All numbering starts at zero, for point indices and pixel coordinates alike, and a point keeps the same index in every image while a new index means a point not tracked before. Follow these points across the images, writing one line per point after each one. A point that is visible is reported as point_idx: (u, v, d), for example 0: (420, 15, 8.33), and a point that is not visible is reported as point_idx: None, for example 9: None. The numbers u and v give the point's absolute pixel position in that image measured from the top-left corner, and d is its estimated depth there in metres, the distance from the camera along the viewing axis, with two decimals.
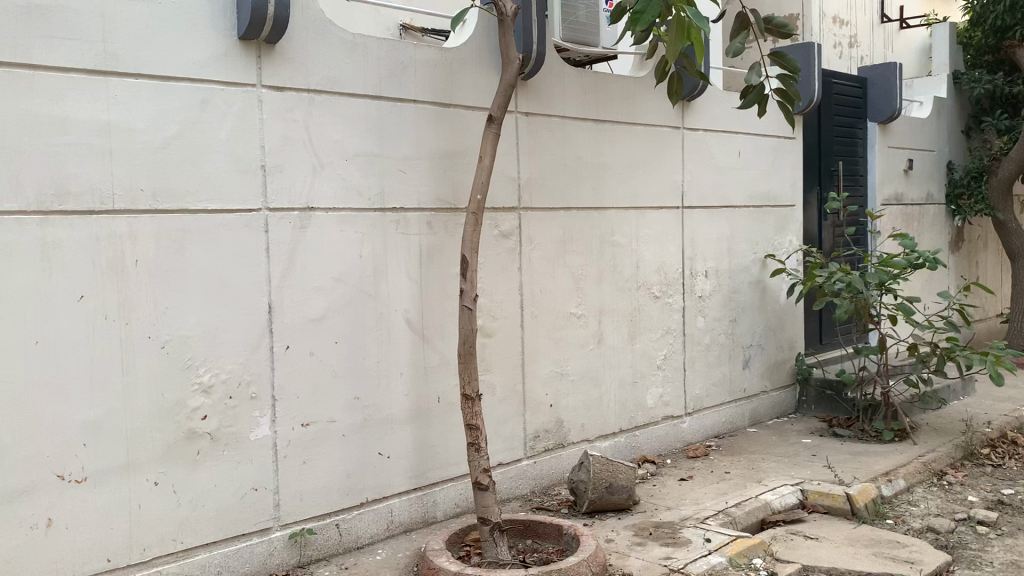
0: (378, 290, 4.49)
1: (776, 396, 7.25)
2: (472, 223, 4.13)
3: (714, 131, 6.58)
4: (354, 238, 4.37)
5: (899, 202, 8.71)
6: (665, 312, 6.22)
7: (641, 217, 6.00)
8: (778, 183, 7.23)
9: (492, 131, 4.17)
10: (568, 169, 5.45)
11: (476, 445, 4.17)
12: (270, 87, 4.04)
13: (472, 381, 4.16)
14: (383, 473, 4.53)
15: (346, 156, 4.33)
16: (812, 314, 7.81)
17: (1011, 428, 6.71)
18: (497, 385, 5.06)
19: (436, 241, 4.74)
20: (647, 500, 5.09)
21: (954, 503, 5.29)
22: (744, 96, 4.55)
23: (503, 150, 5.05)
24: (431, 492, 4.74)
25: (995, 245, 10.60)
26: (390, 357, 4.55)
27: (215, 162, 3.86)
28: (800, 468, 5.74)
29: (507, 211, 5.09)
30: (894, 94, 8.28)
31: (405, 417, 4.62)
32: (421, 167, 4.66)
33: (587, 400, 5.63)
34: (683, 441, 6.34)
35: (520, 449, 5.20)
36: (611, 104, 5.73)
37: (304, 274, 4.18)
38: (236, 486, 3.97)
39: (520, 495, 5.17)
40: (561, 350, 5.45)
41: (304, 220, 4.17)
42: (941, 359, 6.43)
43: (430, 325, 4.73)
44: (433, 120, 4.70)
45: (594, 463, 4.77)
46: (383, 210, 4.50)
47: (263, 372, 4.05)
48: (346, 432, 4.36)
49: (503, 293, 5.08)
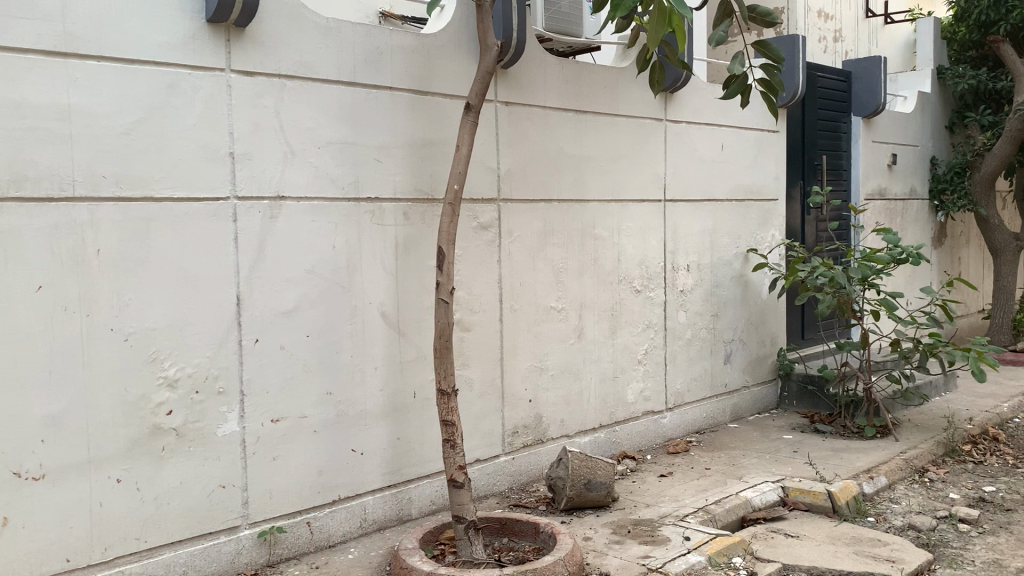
0: (352, 282, 4.37)
1: (758, 391, 7.19)
2: (449, 214, 4.02)
3: (697, 123, 6.50)
4: (327, 229, 4.25)
5: (882, 197, 8.67)
6: (647, 306, 6.14)
7: (623, 210, 5.91)
8: (762, 177, 7.16)
9: (469, 120, 4.06)
10: (549, 160, 5.35)
11: (451, 441, 4.07)
12: (239, 72, 3.91)
13: (447, 377, 4.06)
14: (356, 470, 4.42)
15: (319, 144, 4.21)
16: (795, 308, 7.76)
17: (992, 424, 6.68)
18: (475, 380, 4.96)
19: (412, 233, 4.63)
20: (627, 497, 5.01)
21: (936, 501, 5.24)
22: (727, 86, 4.45)
23: (482, 140, 4.94)
24: (406, 489, 4.64)
25: (977, 240, 10.59)
26: (364, 351, 4.44)
27: (182, 149, 3.74)
28: (782, 464, 5.68)
29: (486, 202, 4.99)
30: (879, 87, 8.23)
31: (379, 413, 4.51)
32: (397, 157, 4.54)
33: (567, 395, 5.54)
34: (664, 436, 6.27)
35: (498, 446, 5.10)
36: (593, 94, 5.63)
37: (275, 266, 4.06)
38: (203, 484, 3.86)
39: (498, 492, 5.08)
40: (541, 344, 5.36)
41: (275, 209, 4.05)
42: (923, 355, 6.38)
43: (406, 318, 4.62)
44: (410, 108, 4.59)
45: (573, 460, 4.68)
46: (358, 200, 4.38)
47: (232, 366, 3.93)
48: (318, 428, 4.25)
49: (481, 286, 4.98)
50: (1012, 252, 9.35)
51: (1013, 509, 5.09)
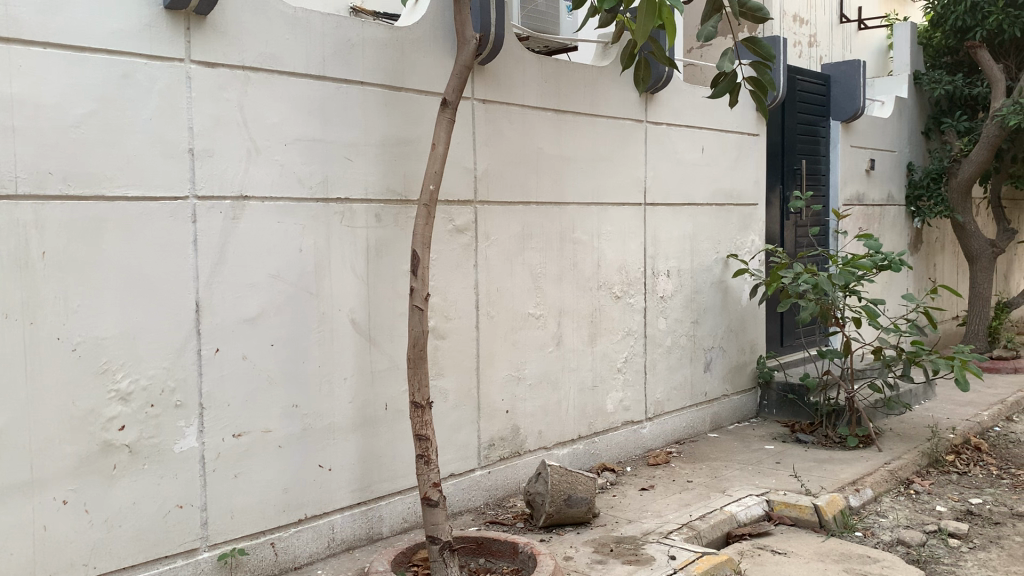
0: (320, 288, 4.12)
1: (737, 400, 7.04)
2: (424, 216, 3.81)
3: (678, 125, 6.33)
4: (294, 232, 4.01)
5: (861, 203, 8.58)
6: (626, 313, 5.95)
7: (603, 213, 5.72)
8: (742, 181, 7.01)
9: (446, 116, 3.84)
10: (527, 161, 5.14)
11: (425, 457, 3.85)
12: (200, 63, 3.65)
13: (421, 389, 3.84)
14: (324, 486, 4.17)
15: (286, 142, 3.96)
16: (774, 315, 7.62)
17: (974, 434, 6.58)
18: (450, 391, 4.73)
19: (385, 235, 4.40)
20: (608, 513, 4.80)
21: (923, 514, 5.11)
22: (715, 85, 4.27)
23: (459, 139, 4.72)
24: (376, 507, 4.40)
25: (952, 246, 10.57)
26: (332, 361, 4.19)
27: (137, 144, 3.47)
28: (765, 476, 5.52)
29: (462, 204, 4.77)
30: (859, 91, 8.13)
31: (349, 426, 4.27)
32: (369, 156, 4.31)
33: (545, 405, 5.33)
34: (643, 447, 6.08)
35: (473, 459, 4.88)
36: (573, 94, 5.44)
37: (238, 270, 3.81)
38: (158, 504, 3.58)
39: (473, 508, 4.86)
40: (518, 353, 5.14)
41: (238, 210, 3.80)
42: (906, 363, 6.25)
43: (378, 326, 4.38)
44: (382, 105, 4.36)
45: (552, 474, 4.48)
46: (327, 201, 4.14)
47: (190, 377, 3.67)
48: (282, 443, 4.00)
49: (457, 292, 4.75)
50: (987, 258, 9.32)
51: (1001, 523, 4.98)
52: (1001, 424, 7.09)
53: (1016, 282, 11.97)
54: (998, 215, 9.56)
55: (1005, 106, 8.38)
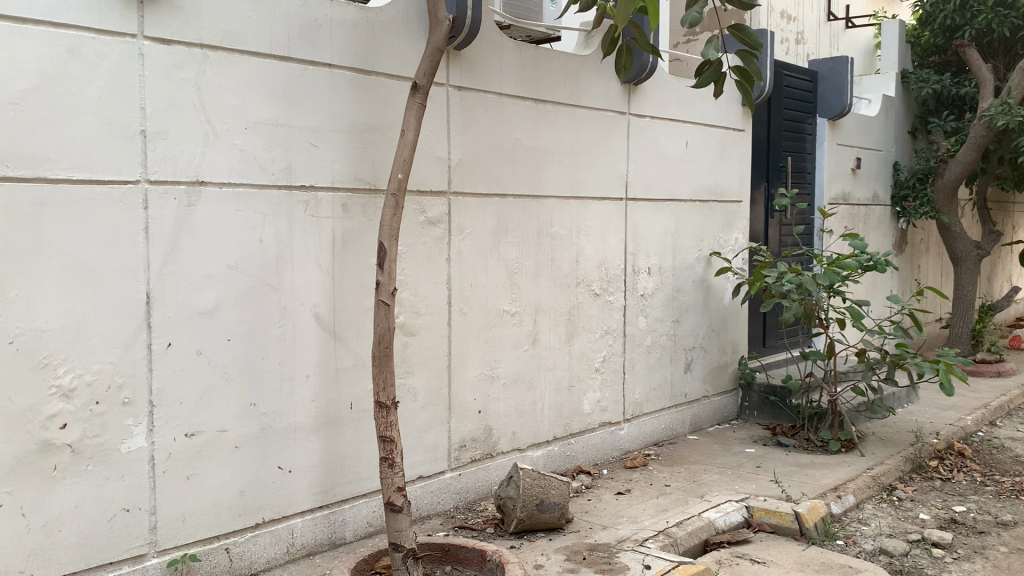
0: (282, 280, 3.92)
1: (718, 401, 6.88)
2: (392, 205, 3.62)
3: (661, 118, 6.15)
4: (255, 220, 3.80)
5: (846, 202, 8.45)
6: (605, 311, 5.77)
7: (582, 208, 5.54)
8: (726, 178, 6.85)
9: (417, 101, 3.65)
10: (504, 151, 4.94)
11: (389, 460, 3.67)
12: (154, 39, 3.43)
13: (387, 388, 3.65)
14: (283, 489, 3.97)
15: (246, 125, 3.75)
16: (757, 314, 7.47)
17: (958, 439, 6.47)
18: (420, 390, 4.54)
19: (352, 226, 4.20)
20: (581, 518, 4.63)
21: (906, 522, 4.97)
22: (700, 73, 4.10)
23: (432, 128, 4.52)
24: (339, 511, 4.20)
25: (936, 248, 10.48)
26: (294, 357, 3.98)
27: (82, 124, 3.25)
28: (745, 481, 5.36)
29: (435, 195, 4.57)
30: (846, 88, 7.99)
31: (311, 426, 4.07)
32: (336, 142, 4.10)
33: (519, 405, 5.15)
34: (620, 449, 5.91)
35: (443, 461, 4.69)
36: (553, 84, 5.25)
37: (192, 260, 3.59)
38: (102, 507, 3.36)
39: (442, 511, 4.67)
40: (492, 351, 4.95)
41: (193, 196, 3.58)
42: (890, 366, 6.11)
43: (344, 321, 4.18)
44: (350, 90, 4.15)
45: (524, 478, 4.29)
46: (290, 188, 3.93)
47: (139, 373, 3.45)
48: (238, 443, 3.79)
49: (429, 286, 4.56)
50: (972, 260, 9.23)
51: (985, 532, 4.84)
52: (984, 428, 6.98)
53: (1000, 285, 11.91)
54: (983, 216, 9.46)
55: (993, 106, 8.26)
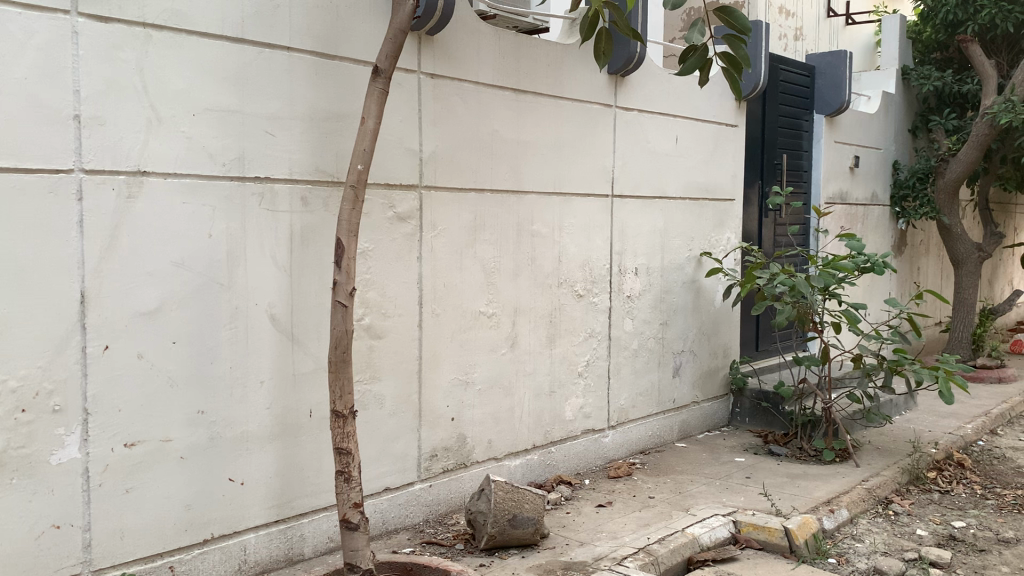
0: (233, 279, 3.65)
1: (707, 407, 6.61)
2: (351, 199, 3.36)
3: (649, 111, 5.88)
4: (203, 214, 3.53)
5: (843, 201, 8.18)
6: (589, 313, 5.51)
7: (566, 204, 5.27)
8: (718, 175, 6.58)
9: (378, 86, 3.39)
10: (481, 144, 4.67)
11: (345, 473, 3.42)
12: (89, 16, 3.16)
13: (344, 397, 3.40)
14: (234, 503, 3.70)
15: (194, 112, 3.48)
16: (749, 317, 7.20)
17: (957, 449, 6.22)
18: (387, 396, 4.27)
19: (313, 221, 3.93)
20: (558, 533, 4.36)
21: (902, 538, 4.71)
22: (684, 61, 3.83)
23: (401, 117, 4.25)
24: (297, 525, 3.94)
25: (936, 249, 10.20)
26: (247, 361, 3.71)
27: (8, 106, 2.97)
28: (733, 493, 5.10)
29: (405, 189, 4.29)
30: (844, 83, 7.71)
31: (265, 435, 3.80)
32: (294, 131, 3.83)
33: (496, 412, 4.88)
34: (604, 457, 5.65)
35: (412, 472, 4.42)
36: (534, 74, 4.97)
37: (132, 257, 3.32)
38: (29, 524, 3.09)
39: (410, 526, 4.40)
40: (466, 355, 4.68)
41: (134, 187, 3.31)
42: (888, 373, 5.83)
43: (302, 323, 3.92)
44: (310, 75, 3.88)
45: (496, 491, 4.04)
46: (242, 180, 3.66)
47: (72, 378, 3.18)
48: (184, 454, 3.52)
49: (398, 286, 4.28)
50: (973, 263, 8.97)
51: (987, 550, 4.58)
52: (985, 438, 6.72)
53: (1001, 288, 11.64)
54: (985, 217, 9.20)
55: (997, 104, 7.99)
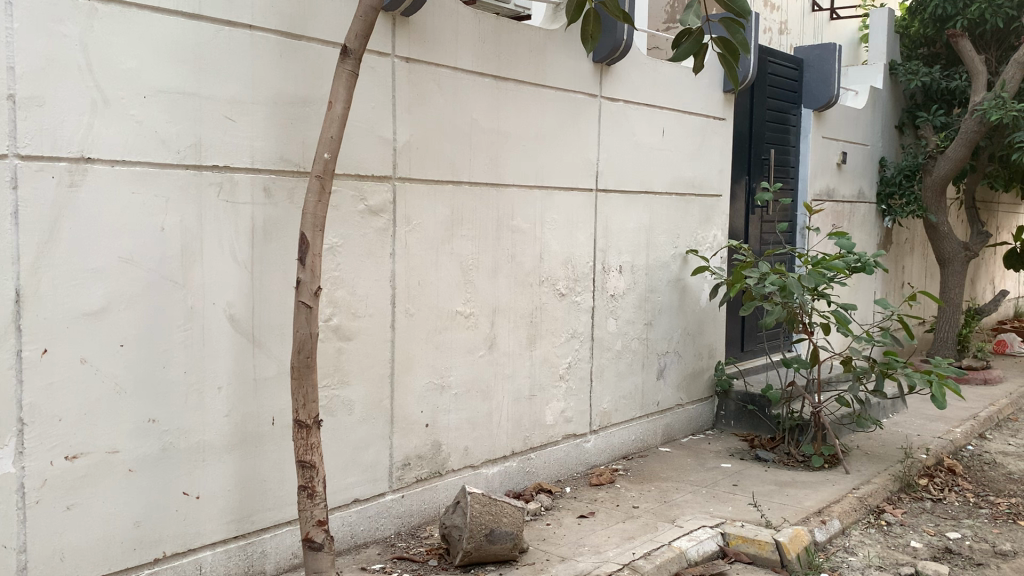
0: (188, 277, 3.36)
1: (692, 410, 6.40)
2: (316, 190, 3.10)
3: (635, 102, 5.63)
4: (155, 205, 3.24)
5: (831, 198, 8.00)
6: (571, 313, 5.26)
7: (548, 199, 5.01)
8: (704, 170, 6.35)
9: (346, 68, 3.13)
10: (459, 134, 4.40)
11: (308, 488, 3.17)
12: None
13: (308, 405, 3.14)
14: (188, 519, 3.41)
15: (146, 94, 3.19)
16: (735, 317, 6.99)
17: (948, 454, 6.05)
18: (356, 402, 3.99)
19: (277, 214, 3.65)
20: (538, 547, 4.12)
21: (896, 551, 4.51)
22: (677, 46, 3.60)
23: (374, 104, 3.97)
24: (258, 541, 3.66)
25: (921, 247, 10.05)
26: (204, 365, 3.43)
27: None
28: (720, 502, 4.88)
29: (377, 180, 4.02)
30: (833, 77, 7.50)
31: (223, 444, 3.52)
32: (256, 116, 3.55)
33: (473, 417, 4.62)
34: (586, 463, 5.41)
35: (383, 482, 4.15)
36: (515, 60, 4.70)
37: (75, 252, 3.03)
38: None
39: (380, 539, 4.14)
40: (441, 357, 4.42)
41: (77, 174, 3.01)
42: (879, 376, 5.61)
43: (265, 324, 3.64)
44: (274, 56, 3.59)
45: (472, 505, 3.79)
46: (199, 170, 3.37)
47: (4, 386, 2.88)
48: (132, 467, 3.23)
49: (369, 285, 4.01)
50: (960, 263, 8.83)
51: (984, 564, 4.38)
52: (974, 442, 6.56)
53: (983, 288, 11.55)
54: (972, 216, 9.06)
55: (986, 100, 7.83)
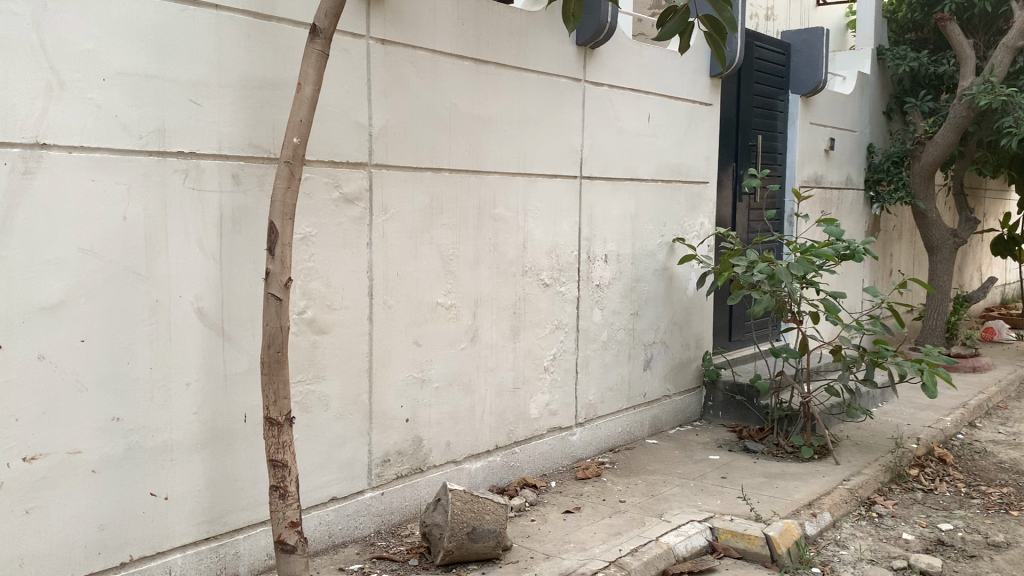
0: (153, 268, 3.21)
1: (679, 401, 6.29)
2: (286, 177, 2.95)
3: (620, 87, 5.50)
4: (117, 194, 3.08)
5: (819, 185, 7.90)
6: (556, 303, 5.13)
7: (530, 186, 4.87)
8: (691, 156, 6.23)
9: (316, 48, 2.99)
10: (437, 119, 4.25)
11: (280, 488, 3.03)
12: None
13: (278, 401, 3.00)
14: (156, 521, 3.27)
15: (105, 76, 3.03)
16: (722, 306, 6.88)
17: (938, 444, 5.97)
18: (333, 397, 3.86)
19: (246, 203, 3.50)
20: (522, 545, 4.00)
21: (888, 544, 4.42)
22: (663, 24, 3.46)
23: (348, 88, 3.82)
24: (231, 542, 3.52)
25: (909, 234, 9.98)
26: (171, 361, 3.28)
27: None
28: (709, 496, 4.77)
29: (352, 167, 3.87)
30: (821, 62, 7.39)
31: (193, 443, 3.37)
32: (224, 100, 3.40)
33: (454, 411, 4.49)
34: (571, 457, 5.29)
35: (361, 480, 4.02)
36: (496, 42, 4.56)
37: (31, 243, 2.87)
38: None
39: (359, 538, 4.01)
40: (422, 350, 4.28)
41: (30, 161, 2.85)
42: (869, 365, 5.50)
43: (236, 318, 3.50)
44: (242, 37, 3.44)
45: (453, 502, 3.67)
46: (164, 157, 3.22)
47: None
48: (96, 468, 3.08)
49: (344, 275, 3.87)
50: (948, 250, 8.76)
51: (978, 556, 4.29)
52: (964, 431, 6.49)
53: (970, 275, 11.50)
54: (960, 202, 8.99)
55: (975, 85, 7.73)
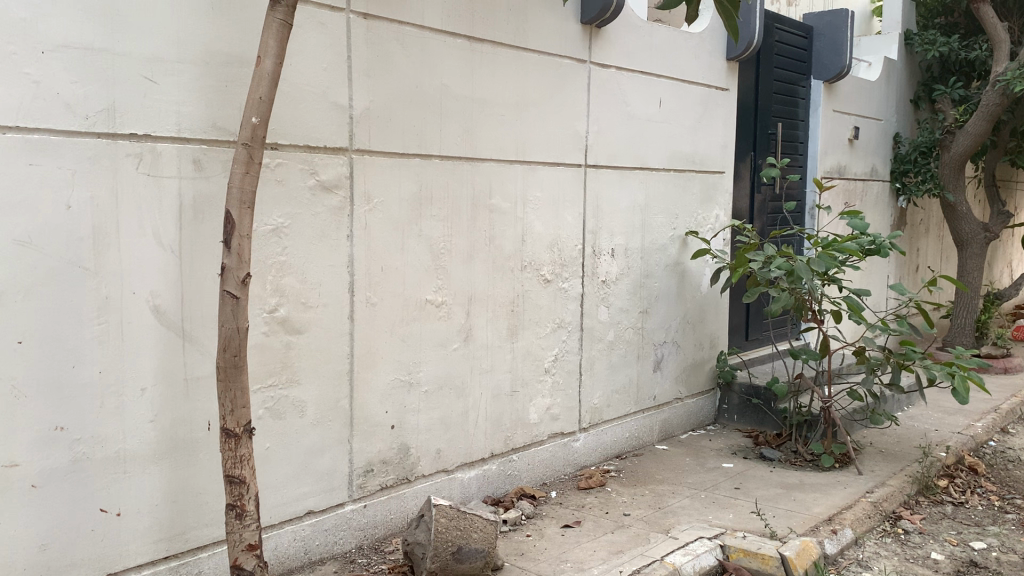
0: (102, 262, 2.91)
1: (692, 404, 5.94)
2: (242, 162, 2.64)
3: (629, 69, 5.15)
4: (59, 180, 2.79)
5: (842, 176, 7.51)
6: (558, 300, 4.80)
7: (530, 174, 4.54)
8: (706, 144, 5.87)
9: (278, 18, 2.68)
10: (426, 102, 3.93)
11: (236, 507, 2.74)
12: None
13: (235, 411, 2.70)
14: (107, 539, 2.98)
15: (44, 49, 2.73)
16: (739, 303, 6.53)
17: (969, 453, 5.59)
18: (309, 403, 3.56)
19: (209, 192, 3.19)
20: (513, 564, 3.68)
21: (915, 564, 4.06)
22: None
23: (325, 65, 3.51)
24: (193, 561, 3.23)
25: (936, 229, 9.56)
26: (123, 363, 2.99)
27: None
28: (720, 509, 4.44)
29: (331, 153, 3.56)
30: (845, 47, 6.99)
31: (149, 454, 3.08)
32: (185, 78, 3.10)
33: (446, 417, 4.17)
34: (574, 465, 4.97)
35: (341, 491, 3.71)
36: (492, 19, 4.22)
37: None
38: None
39: (339, 554, 3.71)
40: (409, 350, 3.96)
41: None
42: (895, 368, 5.09)
43: (197, 317, 3.20)
44: (205, 9, 3.13)
45: (437, 519, 3.35)
46: (115, 139, 2.92)
47: None
48: (36, 482, 2.79)
49: (322, 270, 3.56)
50: (979, 245, 8.32)
51: None
52: (996, 437, 6.09)
53: (1000, 272, 11.02)
54: (991, 194, 8.56)
55: (1009, 70, 7.28)
